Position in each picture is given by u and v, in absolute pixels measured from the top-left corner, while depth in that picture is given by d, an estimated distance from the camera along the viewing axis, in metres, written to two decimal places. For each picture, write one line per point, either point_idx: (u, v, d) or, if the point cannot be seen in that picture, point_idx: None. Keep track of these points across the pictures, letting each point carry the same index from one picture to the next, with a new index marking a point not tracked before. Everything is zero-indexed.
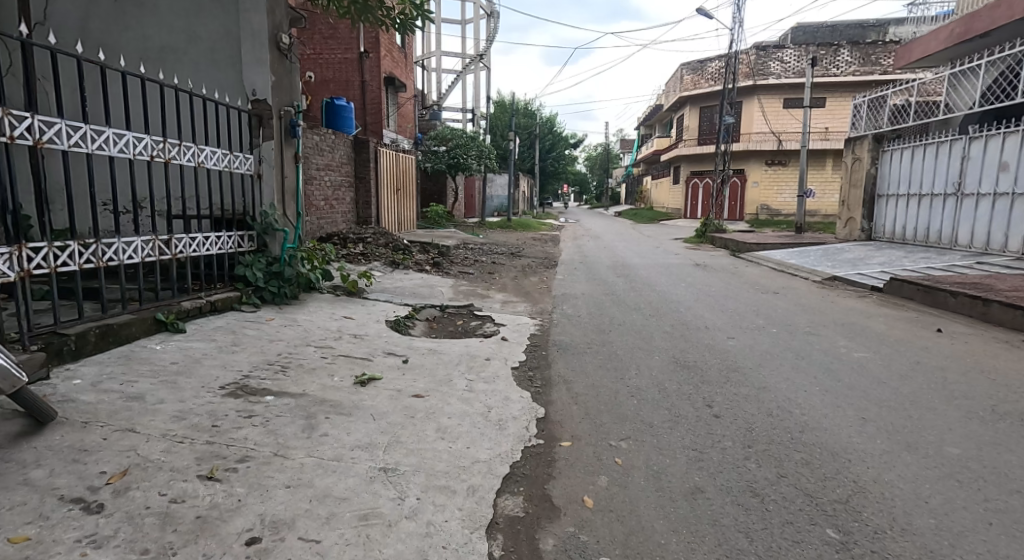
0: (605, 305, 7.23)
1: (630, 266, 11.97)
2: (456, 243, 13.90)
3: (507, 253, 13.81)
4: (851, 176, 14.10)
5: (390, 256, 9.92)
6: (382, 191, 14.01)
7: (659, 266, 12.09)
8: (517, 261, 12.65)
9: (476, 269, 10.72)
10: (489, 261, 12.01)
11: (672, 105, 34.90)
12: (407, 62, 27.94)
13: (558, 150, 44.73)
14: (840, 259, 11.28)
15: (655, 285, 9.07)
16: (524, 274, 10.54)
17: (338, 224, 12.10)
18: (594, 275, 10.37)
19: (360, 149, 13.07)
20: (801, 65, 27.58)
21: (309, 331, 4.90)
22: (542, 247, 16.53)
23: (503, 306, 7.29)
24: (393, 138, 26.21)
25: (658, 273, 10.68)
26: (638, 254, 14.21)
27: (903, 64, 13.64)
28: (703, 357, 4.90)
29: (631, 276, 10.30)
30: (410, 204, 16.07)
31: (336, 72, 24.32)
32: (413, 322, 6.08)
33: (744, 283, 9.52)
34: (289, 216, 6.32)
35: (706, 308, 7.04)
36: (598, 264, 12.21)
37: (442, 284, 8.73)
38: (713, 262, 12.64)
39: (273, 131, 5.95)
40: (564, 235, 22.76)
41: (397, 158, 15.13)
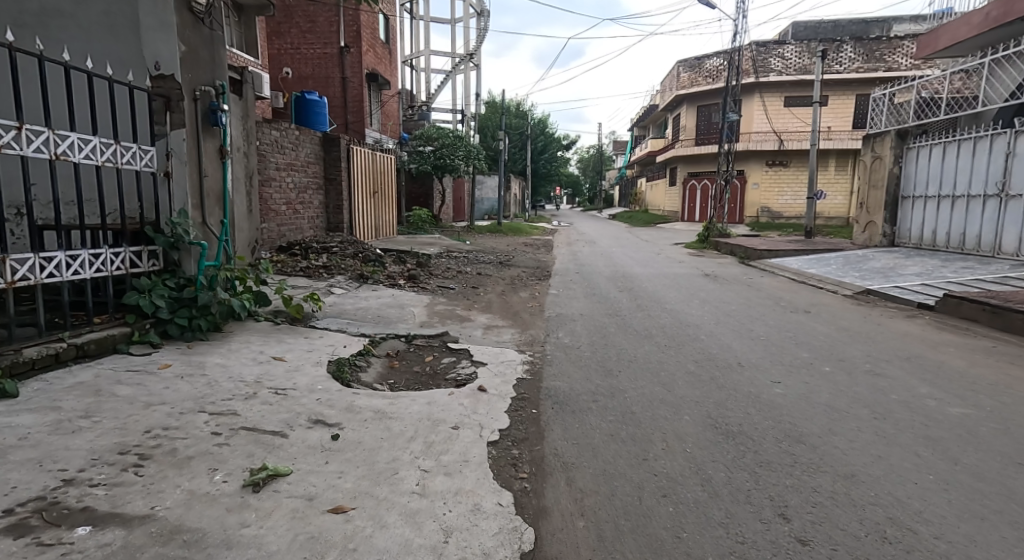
0: (609, 332, 5.96)
1: (632, 277, 10.71)
2: (439, 252, 12.60)
3: (496, 262, 12.52)
4: (870, 175, 12.94)
5: (357, 270, 8.61)
6: (356, 194, 12.68)
7: (665, 277, 10.84)
8: (506, 271, 11.38)
9: (460, 282, 9.43)
10: (475, 272, 10.72)
11: (669, 104, 33.73)
12: (391, 60, 26.76)
13: (551, 151, 43.51)
14: (866, 268, 10.09)
15: (665, 303, 7.82)
16: (513, 288, 9.28)
17: (304, 231, 10.78)
18: (593, 289, 9.11)
19: (331, 147, 11.75)
20: (802, 62, 26.49)
21: (212, 386, 3.58)
22: (534, 254, 15.26)
23: (486, 334, 6.01)
24: (376, 138, 24.86)
25: (665, 287, 9.44)
26: (640, 263, 12.96)
27: (927, 53, 12.46)
28: (749, 417, 3.62)
29: (635, 290, 9.06)
30: (389, 209, 14.76)
31: (315, 68, 23.16)
32: (368, 361, 4.78)
33: (765, 298, 8.29)
34: (210, 225, 4.99)
35: (732, 336, 5.79)
36: (596, 275, 10.95)
37: (416, 304, 7.43)
38: (723, 272, 11.41)
39: (184, 118, 4.62)
40: (558, 239, 21.53)
41: (375, 158, 13.80)
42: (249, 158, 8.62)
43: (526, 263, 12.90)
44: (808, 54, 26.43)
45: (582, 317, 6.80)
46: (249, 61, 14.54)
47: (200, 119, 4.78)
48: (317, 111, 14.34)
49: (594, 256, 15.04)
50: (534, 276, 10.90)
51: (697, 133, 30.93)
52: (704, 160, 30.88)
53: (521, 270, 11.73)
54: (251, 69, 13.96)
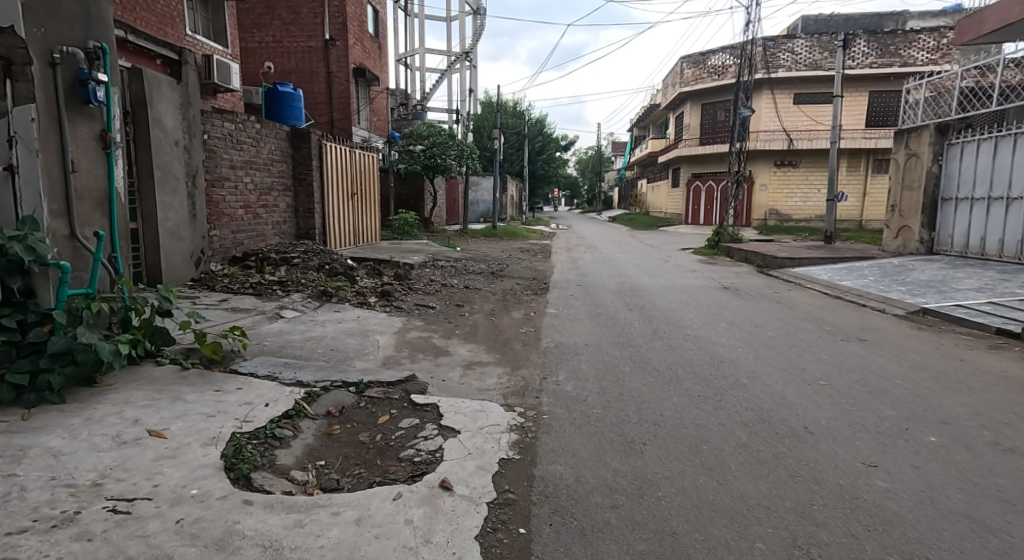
0: (622, 376, 4.66)
1: (641, 290, 9.47)
2: (424, 261, 11.33)
3: (488, 272, 11.23)
4: (903, 174, 11.74)
5: (320, 287, 7.31)
6: (330, 196, 11.37)
7: (679, 290, 9.56)
8: (499, 283, 10.12)
9: (441, 297, 8.19)
10: (462, 285, 9.47)
11: (671, 103, 32.57)
12: (381, 56, 25.66)
13: (548, 152, 42.28)
14: (910, 281, 8.86)
15: (686, 328, 6.53)
16: (505, 306, 7.99)
17: (266, 238, 9.46)
18: (599, 308, 7.81)
19: (301, 143, 10.44)
20: (813, 57, 25.36)
21: (9, 501, 2.26)
22: (531, 261, 14.03)
23: (465, 375, 4.71)
24: (364, 137, 23.61)
25: (681, 303, 8.16)
26: (648, 273, 11.67)
27: (968, 38, 11.12)
28: (858, 546, 2.32)
29: (647, 308, 7.77)
30: (371, 211, 13.48)
31: (299, 63, 22.11)
32: (295, 428, 3.48)
33: (802, 318, 7.04)
34: (85, 239, 3.65)
35: (781, 381, 4.49)
36: (601, 288, 9.71)
37: (385, 332, 6.13)
38: (744, 284, 10.12)
39: (32, 88, 3.28)
40: (556, 244, 20.27)
41: (354, 155, 12.51)
42: (192, 154, 7.30)
43: (522, 272, 11.63)
44: (819, 48, 25.29)
45: (588, 350, 5.51)
46: (217, 50, 13.22)
47: (60, 91, 3.45)
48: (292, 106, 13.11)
49: (596, 264, 13.75)
50: (531, 289, 9.64)
51: (701, 132, 29.73)
52: (708, 160, 29.67)
53: (516, 282, 10.44)
54: (217, 57, 12.63)
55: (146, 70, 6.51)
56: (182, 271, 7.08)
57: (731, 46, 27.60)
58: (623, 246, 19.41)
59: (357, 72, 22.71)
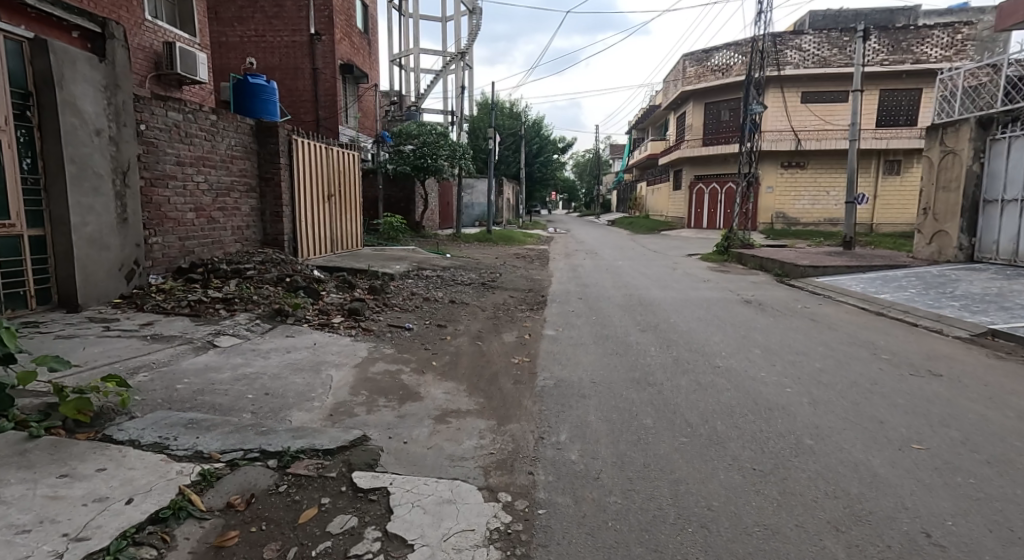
0: (647, 435, 3.50)
1: (651, 304, 8.37)
2: (406, 270, 10.18)
3: (477, 282, 10.08)
4: (937, 173, 10.65)
5: (275, 307, 6.15)
6: (303, 198, 10.20)
7: (694, 304, 8.42)
8: (490, 296, 8.98)
9: (420, 316, 7.06)
10: (446, 300, 8.32)
11: (672, 102, 31.55)
12: (371, 54, 24.68)
13: (546, 154, 41.20)
14: (961, 295, 7.77)
15: (714, 357, 5.38)
16: (496, 326, 6.83)
17: (222, 245, 8.31)
18: (606, 328, 6.66)
19: (267, 138, 9.29)
20: (822, 54, 24.35)
21: None
22: (527, 269, 12.94)
23: (437, 434, 3.55)
24: (352, 136, 22.51)
25: (701, 322, 7.02)
26: (657, 284, 10.54)
27: (1011, 22, 10.06)
28: None
29: (662, 329, 6.63)
30: (352, 214, 12.33)
31: (282, 58, 21.10)
32: (164, 543, 2.31)
33: (849, 341, 5.93)
34: None
35: (860, 443, 3.35)
36: (606, 301, 8.61)
37: (346, 364, 4.97)
38: (765, 297, 9.00)
39: None
40: (554, 250, 19.15)
41: (331, 153, 11.37)
42: (122, 147, 6.13)
43: (518, 282, 10.49)
44: (828, 45, 24.29)
45: (597, 391, 4.35)
46: (182, 38, 12.07)
47: None
48: (264, 98, 11.96)
49: (598, 273, 12.62)
50: (527, 304, 8.48)
51: (704, 132, 28.67)
52: (711, 162, 28.65)
53: (511, 294, 9.32)
54: (180, 44, 11.48)
55: (56, 43, 5.35)
56: (106, 287, 5.91)
57: (736, 43, 26.57)
58: (625, 252, 18.35)
59: (344, 68, 21.69)
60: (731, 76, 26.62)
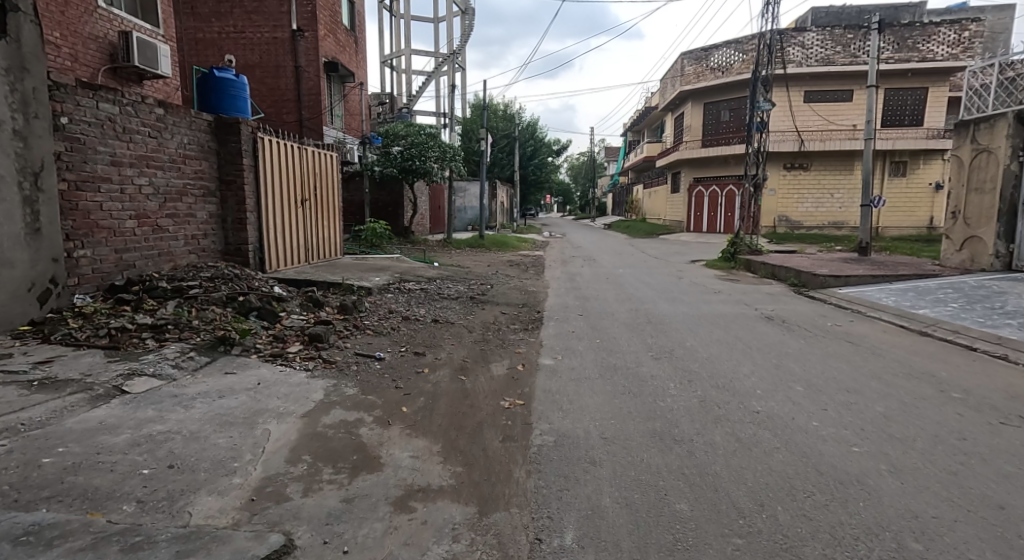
0: (686, 536, 2.51)
1: (661, 322, 7.42)
2: (386, 283, 9.18)
3: (465, 296, 9.09)
4: (968, 174, 9.75)
5: (218, 334, 5.13)
6: (272, 203, 9.19)
7: (709, 322, 7.45)
8: (478, 313, 8.00)
9: (394, 342, 6.07)
10: (428, 319, 7.33)
11: (670, 103, 30.73)
12: (358, 52, 23.78)
13: (541, 156, 40.28)
14: (1012, 311, 6.85)
15: (748, 397, 4.40)
16: (484, 354, 5.84)
17: (171, 257, 7.28)
18: (614, 356, 5.67)
19: (228, 136, 8.28)
20: (825, 52, 23.54)
21: None
22: (521, 279, 12.00)
23: (392, 535, 2.55)
24: (337, 137, 21.46)
25: (722, 346, 6.04)
26: (664, 296, 9.59)
27: None
28: None
29: (679, 356, 5.65)
30: (329, 221, 11.36)
31: (263, 56, 20.20)
32: None
33: (905, 373, 4.97)
34: None
35: (988, 552, 2.37)
36: (610, 318, 7.66)
37: (291, 413, 3.96)
38: (787, 312, 8.05)
39: None
40: (550, 256, 18.19)
41: (306, 153, 10.40)
42: (31, 143, 5.09)
43: (511, 295, 9.51)
44: (832, 42, 23.50)
45: (610, 455, 3.37)
46: (142, 28, 11.07)
47: None
48: (233, 94, 10.99)
49: (598, 283, 11.69)
50: (520, 322, 7.50)
51: (703, 133, 27.85)
52: (710, 163, 27.82)
53: (502, 309, 8.33)
54: (139, 33, 10.46)
55: None
56: (9, 313, 4.89)
57: (736, 41, 25.73)
58: (624, 258, 17.46)
59: (328, 67, 20.76)
60: (731, 75, 25.80)
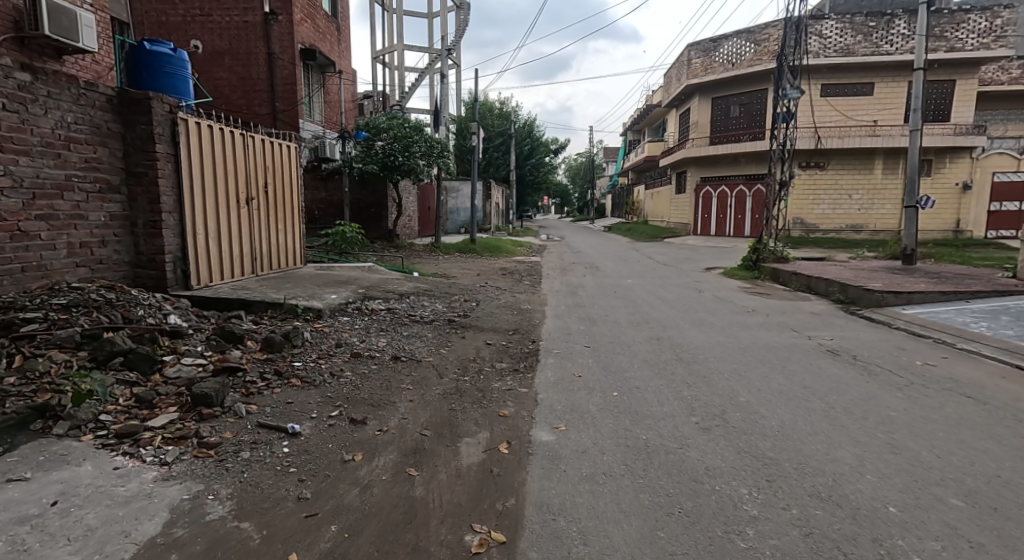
0: None
1: (694, 360, 5.65)
2: (342, 300, 7.41)
3: (440, 319, 7.34)
4: None
5: (34, 404, 3.31)
6: (200, 202, 7.37)
7: (756, 358, 5.71)
8: (454, 345, 6.23)
9: (327, 398, 4.28)
10: (386, 357, 5.55)
11: (675, 99, 29.03)
12: (340, 41, 22.09)
13: (538, 156, 38.47)
14: None
15: (880, 526, 2.62)
16: (451, 419, 4.05)
17: (42, 274, 5.53)
18: (641, 425, 3.91)
19: (136, 116, 6.48)
20: (844, 41, 21.90)
21: None
22: (514, 292, 10.24)
23: None
24: (315, 133, 19.87)
25: (791, 404, 4.28)
26: (686, 318, 7.85)
27: None
28: None
29: (737, 427, 3.88)
30: (285, 225, 9.60)
31: (233, 41, 18.48)
32: None
33: None
34: None
35: None
36: (626, 353, 5.90)
37: None
38: (851, 342, 6.31)
39: None
40: (548, 263, 16.44)
41: (254, 143, 8.70)
42: None
43: (500, 317, 7.72)
44: (852, 31, 21.84)
45: None
46: None
47: None
48: (169, 72, 9.25)
49: (605, 297, 9.95)
50: (508, 360, 5.73)
51: (711, 130, 26.20)
52: (718, 162, 26.12)
53: (487, 338, 6.57)
54: None
55: None
56: None
57: (747, 30, 24.02)
58: (630, 264, 15.80)
59: (305, 54, 19.10)
60: (741, 67, 24.17)
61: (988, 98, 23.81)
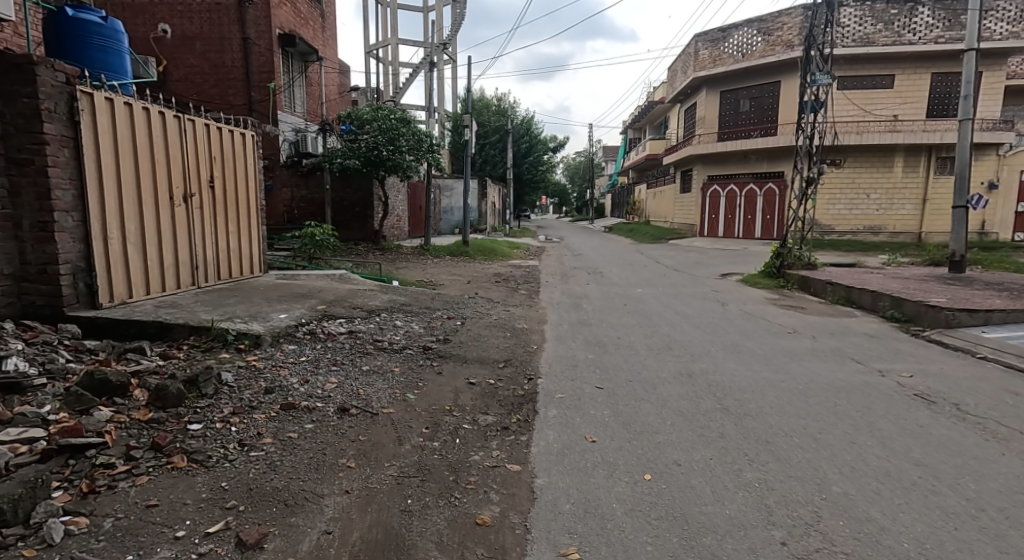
0: None
1: (744, 411, 4.25)
2: (293, 321, 5.96)
3: (413, 347, 5.89)
4: None
5: None
6: (113, 199, 5.90)
7: (826, 406, 4.29)
8: (427, 387, 4.78)
9: (215, 495, 2.82)
10: (330, 410, 4.10)
11: (680, 93, 27.65)
12: (325, 29, 20.63)
13: (536, 154, 37.06)
14: None
15: None
16: (400, 537, 2.63)
17: None
18: (699, 556, 2.50)
19: (19, 88, 5.07)
20: (864, 30, 20.65)
21: None
22: (507, 305, 8.83)
23: None
24: (295, 127, 18.45)
25: (914, 501, 2.88)
26: (715, 343, 6.45)
27: None
28: None
29: (851, 556, 2.47)
30: (234, 225, 8.13)
31: (204, 26, 17.08)
32: None
33: None
34: None
35: None
36: (652, 400, 4.50)
37: None
38: (940, 382, 4.91)
39: None
40: (547, 268, 15.08)
41: (196, 128, 7.27)
42: None
43: (489, 341, 6.29)
44: (871, 19, 20.61)
45: None
46: None
47: None
48: (98, 46, 7.81)
49: (614, 311, 8.57)
50: (495, 414, 4.30)
51: (718, 125, 24.84)
52: (726, 159, 24.78)
53: (469, 377, 5.13)
54: None
55: None
56: None
57: (759, 19, 22.58)
58: (636, 270, 14.45)
59: (284, 41, 17.66)
60: (752, 58, 22.80)
61: (1013, 93, 22.50)
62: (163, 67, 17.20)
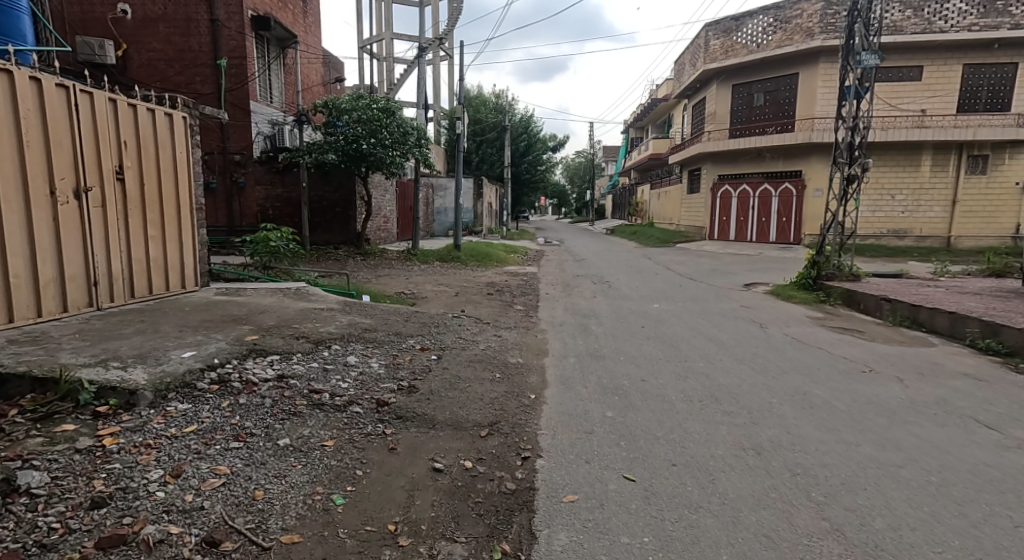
0: None
1: (874, 538, 2.62)
2: (201, 363, 4.32)
3: (363, 402, 4.24)
4: None
5: None
6: None
7: (1003, 528, 2.69)
8: (367, 482, 3.15)
9: None
10: (188, 544, 2.47)
11: (689, 87, 26.05)
12: (306, 14, 18.98)
13: (535, 153, 35.43)
14: None
15: None
16: None
17: None
18: None
19: None
20: (891, 17, 19.16)
21: None
22: (497, 328, 7.19)
23: None
24: (271, 119, 16.90)
25: None
26: (775, 390, 4.81)
27: None
28: None
29: None
30: (154, 230, 6.48)
31: (167, 6, 15.40)
32: None
33: None
34: None
35: None
36: (718, 514, 2.85)
37: None
38: None
39: None
40: (547, 276, 13.47)
41: (94, 103, 5.60)
42: None
43: (470, 389, 4.63)
44: (899, 5, 19.10)
45: None
46: None
47: None
48: None
49: (630, 336, 6.93)
50: (466, 543, 2.68)
51: (729, 121, 23.26)
52: (737, 157, 23.17)
53: (434, 459, 3.49)
54: None
55: None
56: None
57: (775, 6, 21.01)
58: (647, 279, 12.84)
59: (257, 24, 16.08)
60: (768, 48, 21.22)
61: None
62: (122, 52, 15.54)
